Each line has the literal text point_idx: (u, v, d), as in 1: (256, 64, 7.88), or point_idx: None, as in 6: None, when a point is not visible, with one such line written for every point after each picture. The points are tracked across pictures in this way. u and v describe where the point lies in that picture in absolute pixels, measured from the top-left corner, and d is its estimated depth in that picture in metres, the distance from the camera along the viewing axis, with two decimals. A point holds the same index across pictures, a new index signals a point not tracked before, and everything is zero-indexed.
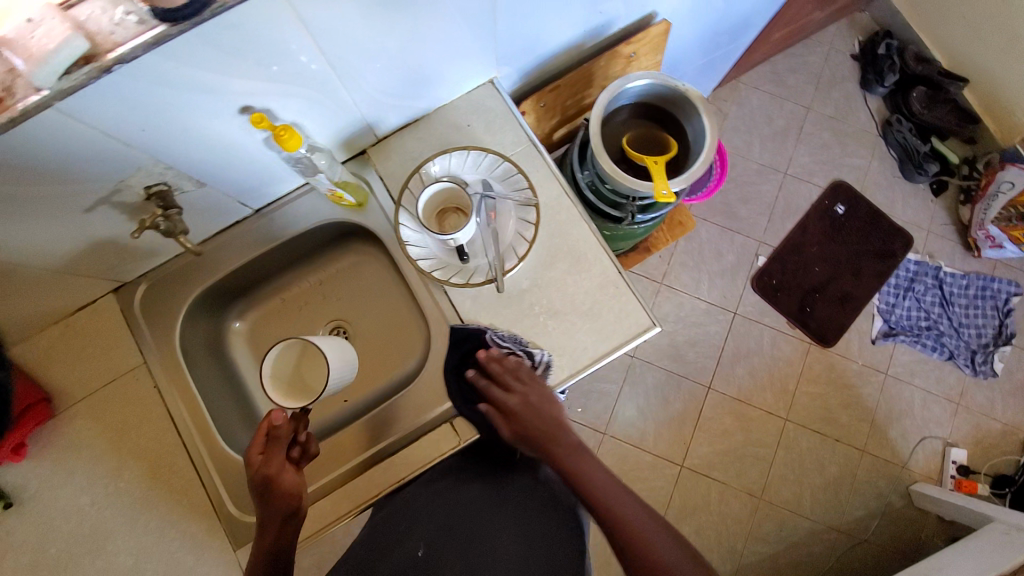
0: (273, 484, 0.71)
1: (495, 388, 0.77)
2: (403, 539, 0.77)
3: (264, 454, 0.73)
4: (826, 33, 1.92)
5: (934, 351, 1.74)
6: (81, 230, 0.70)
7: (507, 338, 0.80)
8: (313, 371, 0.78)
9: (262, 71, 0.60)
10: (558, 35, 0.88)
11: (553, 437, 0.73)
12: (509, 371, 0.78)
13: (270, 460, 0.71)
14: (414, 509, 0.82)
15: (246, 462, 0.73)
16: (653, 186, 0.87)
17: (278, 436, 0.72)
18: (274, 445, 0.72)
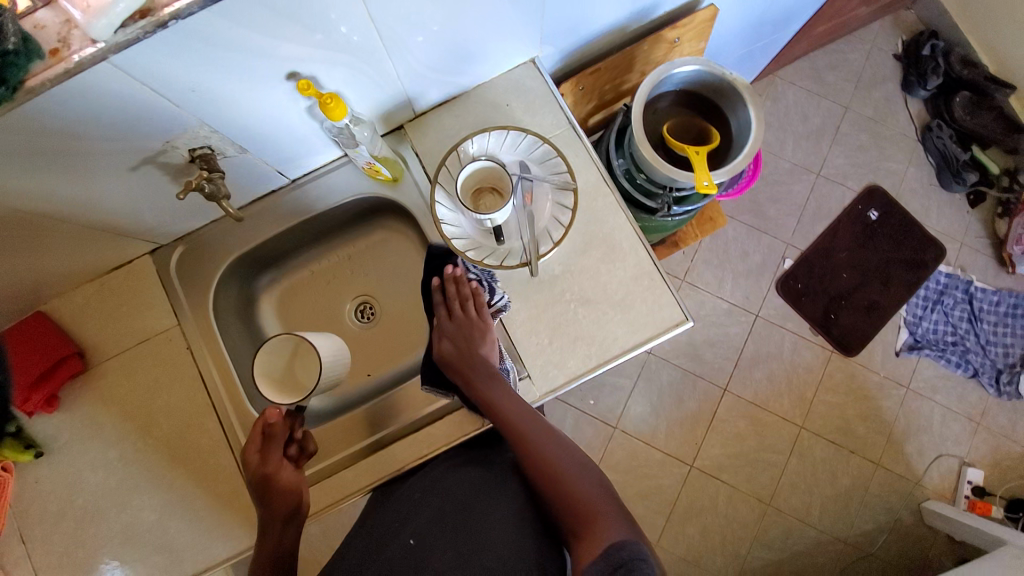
0: (275, 482, 0.74)
1: (444, 310, 0.87)
2: (395, 534, 0.75)
3: (260, 452, 0.75)
4: (870, 31, 1.85)
5: (959, 368, 1.69)
6: (124, 189, 0.70)
7: (475, 269, 0.87)
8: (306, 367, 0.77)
9: (310, 37, 0.59)
10: (604, 16, 0.86)
11: (469, 365, 0.81)
12: (461, 299, 0.86)
13: (268, 459, 0.74)
14: (408, 500, 0.79)
15: (244, 461, 0.75)
16: (693, 177, 0.85)
17: (274, 436, 0.76)
18: (271, 445, 0.76)
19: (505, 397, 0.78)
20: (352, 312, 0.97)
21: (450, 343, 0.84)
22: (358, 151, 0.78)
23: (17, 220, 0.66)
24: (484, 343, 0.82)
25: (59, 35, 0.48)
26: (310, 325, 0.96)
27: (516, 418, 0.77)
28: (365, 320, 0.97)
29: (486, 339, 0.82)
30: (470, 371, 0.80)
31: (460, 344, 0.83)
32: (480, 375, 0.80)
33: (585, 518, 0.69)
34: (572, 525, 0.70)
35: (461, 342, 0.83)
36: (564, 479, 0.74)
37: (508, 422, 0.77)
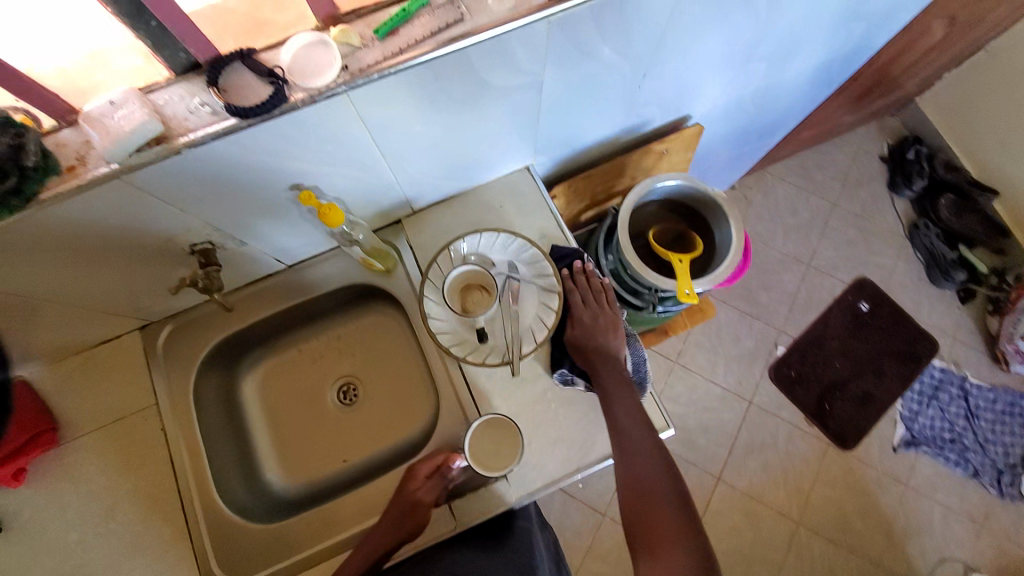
0: (414, 514, 0.75)
1: (574, 297, 0.85)
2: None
3: (426, 479, 0.77)
4: (855, 134, 1.97)
5: (958, 466, 1.65)
6: (125, 277, 0.73)
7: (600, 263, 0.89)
8: (495, 450, 0.76)
9: (317, 154, 0.64)
10: (595, 132, 0.93)
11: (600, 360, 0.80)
12: (590, 289, 0.85)
13: (426, 489, 0.76)
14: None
15: (411, 469, 0.79)
16: (676, 285, 0.89)
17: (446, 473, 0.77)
18: (438, 478, 0.77)
19: (626, 407, 0.76)
20: (335, 394, 0.97)
21: (582, 331, 0.82)
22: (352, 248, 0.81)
23: (17, 304, 0.69)
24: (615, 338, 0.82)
25: (79, 154, 0.52)
26: (291, 406, 0.96)
27: (631, 427, 0.75)
28: (348, 403, 0.97)
29: (615, 334, 0.83)
30: (599, 360, 0.80)
31: (593, 331, 0.82)
32: (613, 377, 0.78)
33: (652, 528, 0.67)
34: (637, 535, 0.68)
35: (597, 334, 0.82)
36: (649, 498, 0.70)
37: (616, 419, 0.76)
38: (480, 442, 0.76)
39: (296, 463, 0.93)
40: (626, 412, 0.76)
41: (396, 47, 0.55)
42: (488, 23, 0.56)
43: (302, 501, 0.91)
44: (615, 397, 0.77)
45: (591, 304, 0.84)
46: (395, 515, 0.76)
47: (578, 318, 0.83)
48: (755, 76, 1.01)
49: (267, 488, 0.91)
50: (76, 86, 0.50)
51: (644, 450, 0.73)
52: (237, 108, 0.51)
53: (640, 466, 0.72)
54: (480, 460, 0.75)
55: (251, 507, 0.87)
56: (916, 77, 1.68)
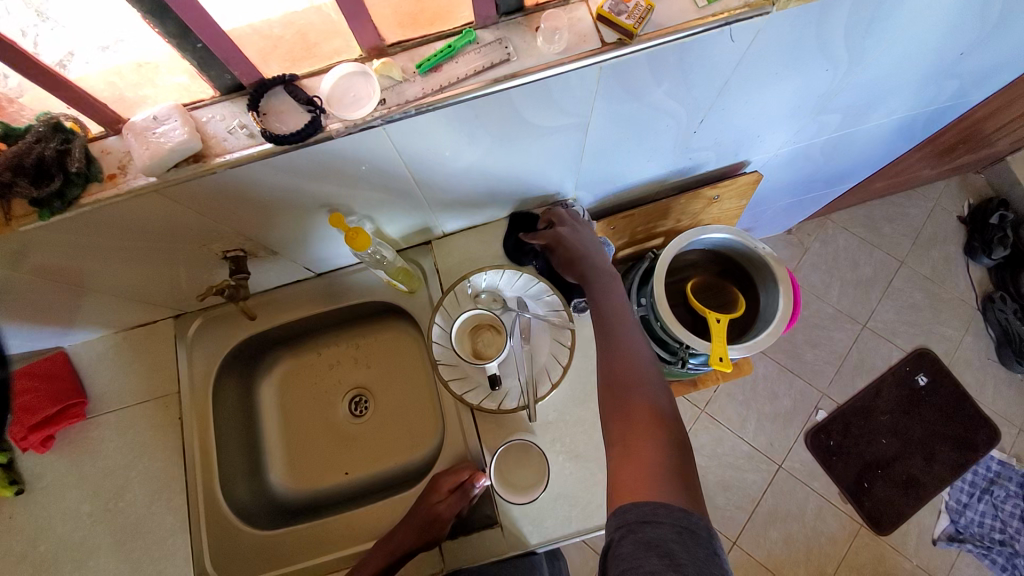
0: (430, 532, 0.73)
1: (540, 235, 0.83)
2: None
3: (448, 495, 0.75)
4: (934, 189, 1.81)
5: (1005, 572, 1.48)
6: (160, 273, 0.75)
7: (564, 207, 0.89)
8: (517, 472, 0.78)
9: (351, 176, 0.63)
10: (641, 172, 0.88)
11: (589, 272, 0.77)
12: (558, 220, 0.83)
13: (446, 501, 0.73)
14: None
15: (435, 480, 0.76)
16: (709, 348, 0.82)
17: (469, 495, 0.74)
18: (460, 498, 0.74)
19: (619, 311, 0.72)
20: (346, 404, 0.97)
21: (563, 248, 0.80)
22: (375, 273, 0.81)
23: (62, 287, 0.72)
24: (588, 245, 0.79)
25: (121, 163, 0.54)
26: (303, 409, 0.97)
27: (615, 322, 0.70)
28: (357, 414, 0.97)
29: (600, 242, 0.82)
30: (584, 266, 0.77)
31: (569, 245, 0.79)
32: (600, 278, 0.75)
33: (625, 420, 0.60)
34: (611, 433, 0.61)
35: (574, 243, 0.79)
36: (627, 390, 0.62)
37: (601, 316, 0.71)
38: (506, 457, 0.79)
39: (301, 468, 0.94)
40: (612, 310, 0.71)
41: (437, 84, 0.53)
42: (535, 65, 0.54)
43: (301, 508, 0.91)
44: (603, 300, 0.73)
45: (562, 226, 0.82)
46: (408, 530, 0.73)
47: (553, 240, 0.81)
48: (825, 128, 0.93)
49: (268, 490, 0.92)
50: (124, 97, 0.52)
51: (627, 345, 0.67)
52: (273, 135, 0.51)
53: (622, 361, 0.65)
54: (501, 481, 0.77)
55: (252, 507, 0.87)
56: (1012, 135, 1.53)
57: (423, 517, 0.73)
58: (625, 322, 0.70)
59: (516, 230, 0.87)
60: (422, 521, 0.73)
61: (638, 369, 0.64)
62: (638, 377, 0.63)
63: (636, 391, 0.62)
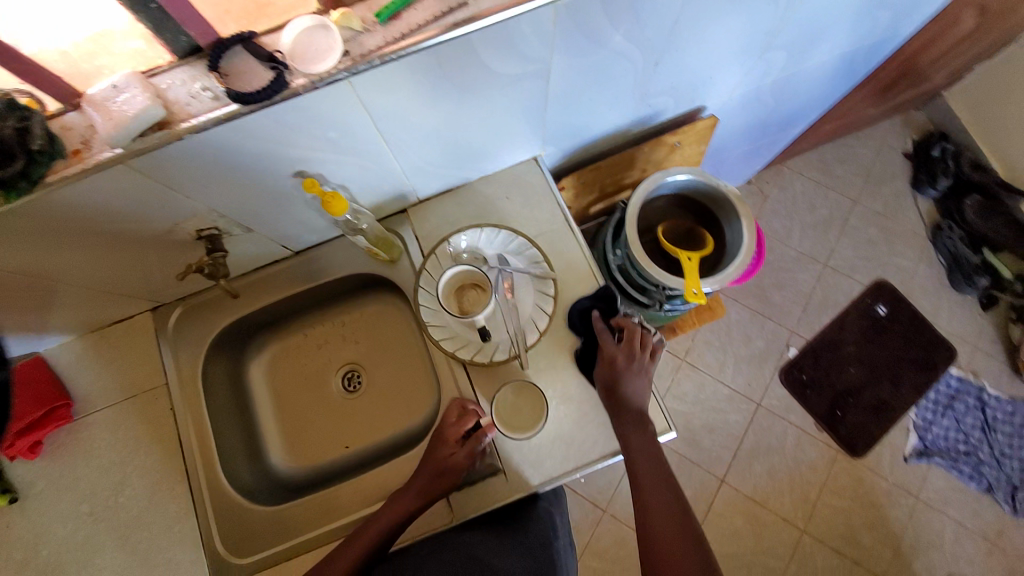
0: (444, 483, 0.76)
1: (608, 344, 0.81)
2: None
3: (459, 446, 0.78)
4: (879, 129, 1.91)
5: (971, 480, 1.60)
6: (135, 260, 0.74)
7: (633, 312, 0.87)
8: (517, 414, 0.81)
9: (323, 141, 0.63)
10: (605, 122, 0.91)
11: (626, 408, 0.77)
12: (630, 342, 0.82)
13: (456, 451, 0.77)
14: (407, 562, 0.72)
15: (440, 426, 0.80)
16: (683, 284, 0.86)
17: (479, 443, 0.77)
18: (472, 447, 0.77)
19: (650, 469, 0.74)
20: (339, 381, 0.98)
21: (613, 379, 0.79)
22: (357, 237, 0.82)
23: (35, 285, 0.71)
24: (637, 395, 0.79)
25: (85, 138, 0.53)
26: (296, 390, 0.98)
27: (651, 480, 0.73)
28: (351, 390, 0.98)
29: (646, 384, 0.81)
30: (628, 413, 0.77)
31: (620, 380, 0.78)
32: (634, 421, 0.76)
33: None
34: None
35: (626, 383, 0.78)
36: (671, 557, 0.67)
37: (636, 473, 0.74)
38: (505, 402, 0.82)
39: (301, 447, 0.95)
40: (645, 460, 0.74)
41: (398, 33, 0.54)
42: (491, 7, 0.55)
43: (305, 484, 0.93)
44: (638, 453, 0.74)
45: (627, 354, 0.81)
46: (422, 483, 0.76)
47: (611, 359, 0.80)
48: (773, 66, 0.97)
49: (270, 471, 0.93)
50: (79, 69, 0.51)
51: (662, 506, 0.71)
52: (238, 94, 0.51)
53: (663, 530, 0.69)
54: (508, 428, 0.80)
55: (257, 488, 0.88)
56: (946, 69, 1.62)
57: (436, 466, 0.76)
58: (660, 482, 0.73)
59: (583, 312, 0.84)
60: (435, 471, 0.76)
61: (677, 538, 0.68)
62: (677, 545, 0.67)
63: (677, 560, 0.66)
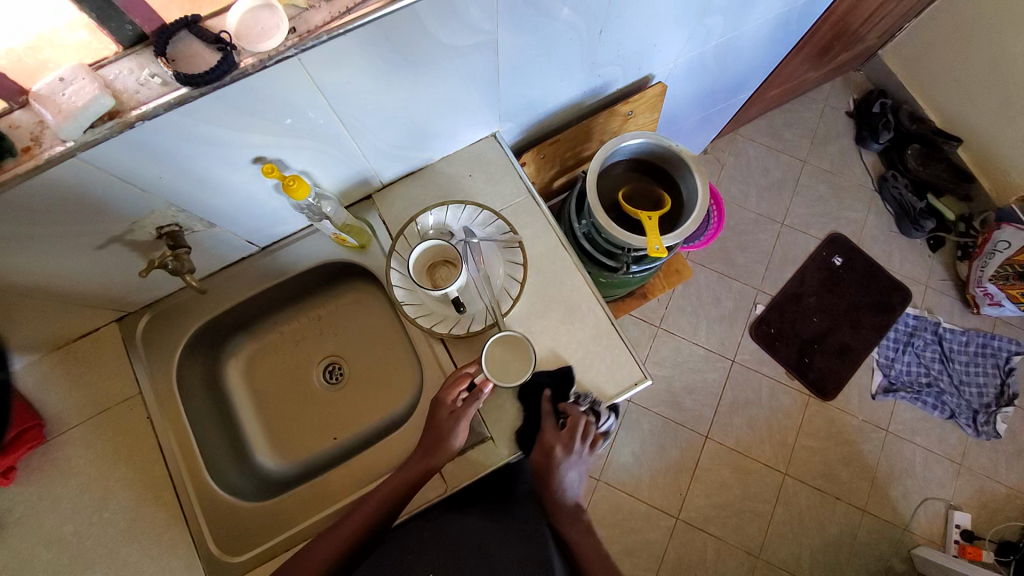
0: (447, 442, 0.76)
1: (548, 432, 0.81)
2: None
3: (460, 403, 0.78)
4: (821, 91, 2.00)
5: (935, 409, 1.71)
6: (95, 264, 0.72)
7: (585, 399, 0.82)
8: (505, 366, 0.79)
9: (277, 127, 0.64)
10: (559, 95, 0.93)
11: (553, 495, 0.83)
12: (570, 432, 0.82)
13: (461, 407, 0.77)
14: (410, 547, 0.72)
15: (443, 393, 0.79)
16: (646, 242, 0.89)
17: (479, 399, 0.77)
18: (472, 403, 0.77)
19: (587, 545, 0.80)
20: (321, 374, 0.99)
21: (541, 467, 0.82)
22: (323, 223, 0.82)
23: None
24: (566, 481, 0.83)
25: (32, 134, 0.52)
26: (277, 387, 0.97)
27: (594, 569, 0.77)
28: (333, 382, 0.98)
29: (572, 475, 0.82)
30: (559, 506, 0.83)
31: (553, 470, 0.82)
32: (567, 513, 0.83)
33: None
34: None
35: (559, 471, 0.82)
36: None
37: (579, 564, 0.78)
38: (494, 359, 0.80)
39: (288, 443, 0.95)
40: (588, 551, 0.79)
41: (344, 6, 0.55)
42: None
43: (294, 479, 0.92)
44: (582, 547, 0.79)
45: (566, 444, 0.81)
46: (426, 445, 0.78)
47: (549, 447, 0.81)
48: (714, 30, 1.02)
49: (258, 471, 0.92)
50: (23, 64, 0.50)
51: None
52: (187, 76, 0.51)
53: None
54: (505, 380, 0.78)
55: (246, 488, 0.87)
56: (877, 28, 1.71)
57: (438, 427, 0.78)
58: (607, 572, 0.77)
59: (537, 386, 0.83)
60: (438, 431, 0.77)
61: None
62: None
63: None
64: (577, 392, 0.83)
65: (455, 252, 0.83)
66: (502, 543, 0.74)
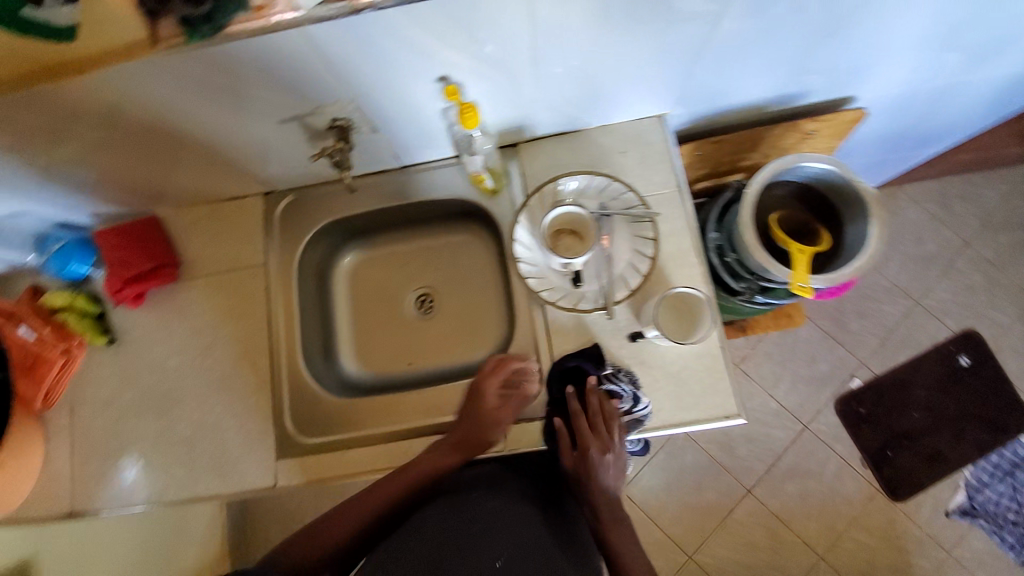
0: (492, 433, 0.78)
1: (578, 421, 0.80)
2: (473, 550, 0.66)
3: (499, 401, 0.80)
4: (1017, 171, 1.72)
5: (1013, 550, 1.53)
6: (269, 135, 0.76)
7: (623, 379, 0.78)
8: (675, 320, 0.79)
9: (475, 51, 0.63)
10: (747, 92, 0.86)
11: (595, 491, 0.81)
12: (599, 414, 0.80)
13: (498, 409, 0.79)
14: (477, 517, 0.71)
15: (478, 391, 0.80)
16: (789, 275, 0.82)
17: (525, 398, 0.81)
18: (515, 402, 0.80)
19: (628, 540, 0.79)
20: (414, 302, 1.01)
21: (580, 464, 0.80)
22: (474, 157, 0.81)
23: (180, 137, 0.75)
24: (604, 480, 0.81)
25: None
26: (373, 301, 1.01)
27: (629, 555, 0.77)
28: (424, 312, 1.00)
29: (612, 471, 0.81)
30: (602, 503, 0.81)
31: (590, 467, 0.80)
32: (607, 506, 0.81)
33: None
34: None
35: (596, 468, 0.80)
36: None
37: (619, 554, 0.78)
38: (661, 315, 0.79)
39: (370, 354, 0.98)
40: (627, 537, 0.79)
41: None
42: None
43: (366, 388, 0.96)
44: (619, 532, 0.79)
45: (600, 442, 0.80)
46: (461, 437, 0.79)
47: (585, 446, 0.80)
48: (946, 68, 0.88)
49: (339, 370, 0.97)
50: None
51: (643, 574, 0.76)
52: None
53: None
54: (677, 334, 0.78)
55: (327, 380, 0.92)
56: None
57: (477, 417, 0.79)
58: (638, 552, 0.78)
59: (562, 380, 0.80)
60: (479, 423, 0.78)
61: None
62: None
63: None
64: (614, 367, 0.79)
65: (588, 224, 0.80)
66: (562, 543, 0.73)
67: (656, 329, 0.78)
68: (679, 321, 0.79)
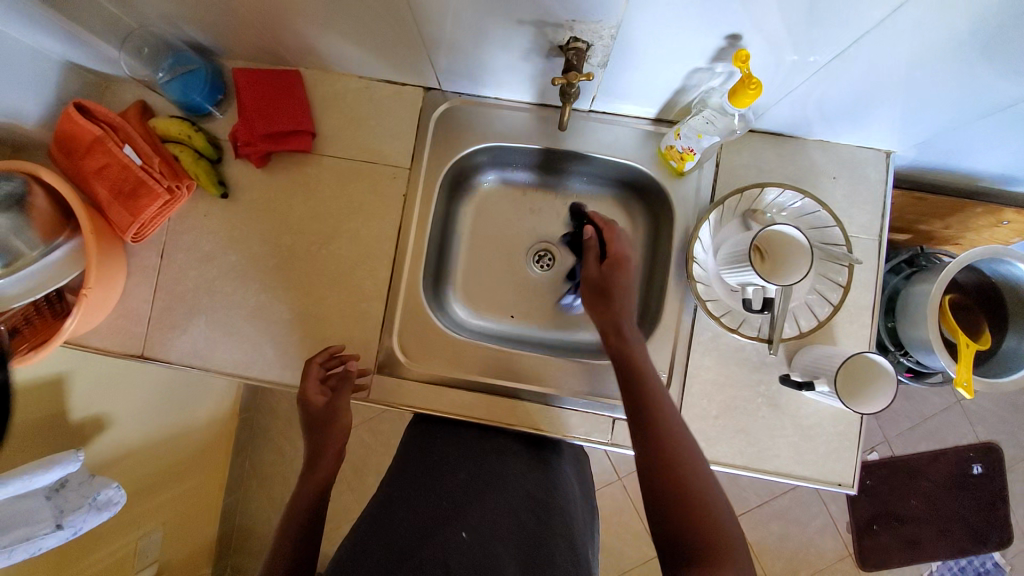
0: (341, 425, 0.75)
1: (590, 256, 0.80)
2: (442, 526, 0.67)
3: (327, 396, 0.75)
4: None
5: None
6: (488, 33, 0.65)
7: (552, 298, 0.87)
8: (858, 385, 0.67)
9: (798, 25, 0.53)
10: (987, 163, 0.77)
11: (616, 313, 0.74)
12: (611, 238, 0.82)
13: (337, 401, 0.75)
14: (425, 503, 0.71)
15: (303, 398, 0.75)
16: (953, 368, 0.76)
17: (351, 379, 0.76)
18: (344, 389, 0.75)
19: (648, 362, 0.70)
20: (532, 255, 0.93)
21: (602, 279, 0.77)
22: (703, 134, 0.71)
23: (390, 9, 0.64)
24: (626, 290, 0.76)
25: None
26: (491, 238, 0.93)
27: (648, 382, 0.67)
28: (541, 269, 0.92)
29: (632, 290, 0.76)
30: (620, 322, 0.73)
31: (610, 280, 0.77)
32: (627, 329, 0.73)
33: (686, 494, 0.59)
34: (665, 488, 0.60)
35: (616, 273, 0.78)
36: (675, 452, 0.62)
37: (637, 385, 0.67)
38: (847, 380, 0.67)
39: (477, 293, 0.92)
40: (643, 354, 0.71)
41: None
42: None
43: (463, 327, 0.90)
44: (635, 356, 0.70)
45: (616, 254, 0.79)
46: (314, 448, 0.75)
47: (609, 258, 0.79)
48: None
49: (442, 299, 0.90)
50: None
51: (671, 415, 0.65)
52: None
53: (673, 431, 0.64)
54: (854, 399, 0.67)
55: (434, 306, 0.87)
56: None
57: (321, 424, 0.75)
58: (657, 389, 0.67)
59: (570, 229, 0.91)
60: (326, 426, 0.75)
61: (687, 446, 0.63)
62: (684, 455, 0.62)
63: (689, 465, 0.61)
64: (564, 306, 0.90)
65: (777, 243, 0.67)
66: (533, 508, 0.72)
67: (830, 387, 0.70)
68: (866, 394, 0.67)
